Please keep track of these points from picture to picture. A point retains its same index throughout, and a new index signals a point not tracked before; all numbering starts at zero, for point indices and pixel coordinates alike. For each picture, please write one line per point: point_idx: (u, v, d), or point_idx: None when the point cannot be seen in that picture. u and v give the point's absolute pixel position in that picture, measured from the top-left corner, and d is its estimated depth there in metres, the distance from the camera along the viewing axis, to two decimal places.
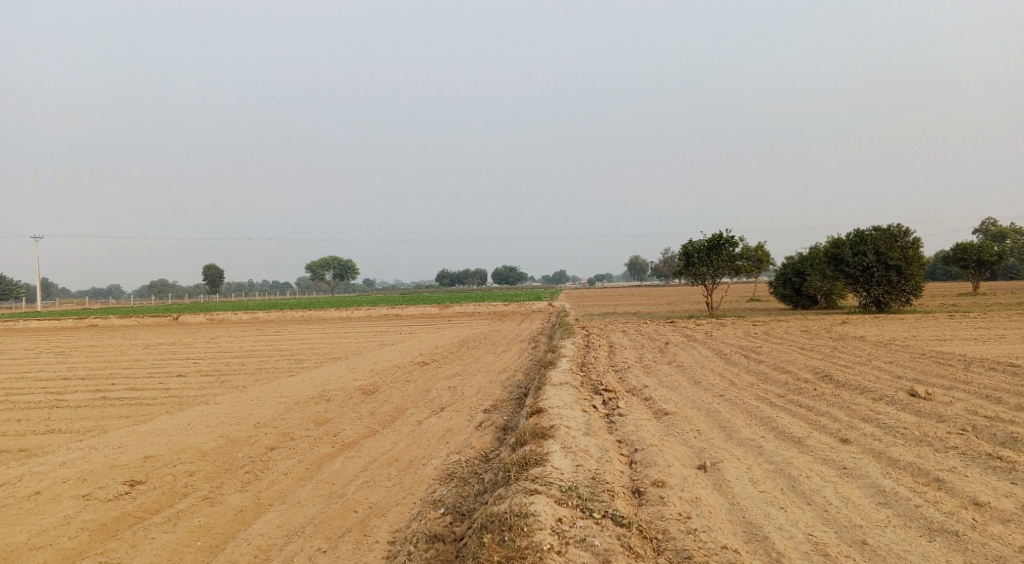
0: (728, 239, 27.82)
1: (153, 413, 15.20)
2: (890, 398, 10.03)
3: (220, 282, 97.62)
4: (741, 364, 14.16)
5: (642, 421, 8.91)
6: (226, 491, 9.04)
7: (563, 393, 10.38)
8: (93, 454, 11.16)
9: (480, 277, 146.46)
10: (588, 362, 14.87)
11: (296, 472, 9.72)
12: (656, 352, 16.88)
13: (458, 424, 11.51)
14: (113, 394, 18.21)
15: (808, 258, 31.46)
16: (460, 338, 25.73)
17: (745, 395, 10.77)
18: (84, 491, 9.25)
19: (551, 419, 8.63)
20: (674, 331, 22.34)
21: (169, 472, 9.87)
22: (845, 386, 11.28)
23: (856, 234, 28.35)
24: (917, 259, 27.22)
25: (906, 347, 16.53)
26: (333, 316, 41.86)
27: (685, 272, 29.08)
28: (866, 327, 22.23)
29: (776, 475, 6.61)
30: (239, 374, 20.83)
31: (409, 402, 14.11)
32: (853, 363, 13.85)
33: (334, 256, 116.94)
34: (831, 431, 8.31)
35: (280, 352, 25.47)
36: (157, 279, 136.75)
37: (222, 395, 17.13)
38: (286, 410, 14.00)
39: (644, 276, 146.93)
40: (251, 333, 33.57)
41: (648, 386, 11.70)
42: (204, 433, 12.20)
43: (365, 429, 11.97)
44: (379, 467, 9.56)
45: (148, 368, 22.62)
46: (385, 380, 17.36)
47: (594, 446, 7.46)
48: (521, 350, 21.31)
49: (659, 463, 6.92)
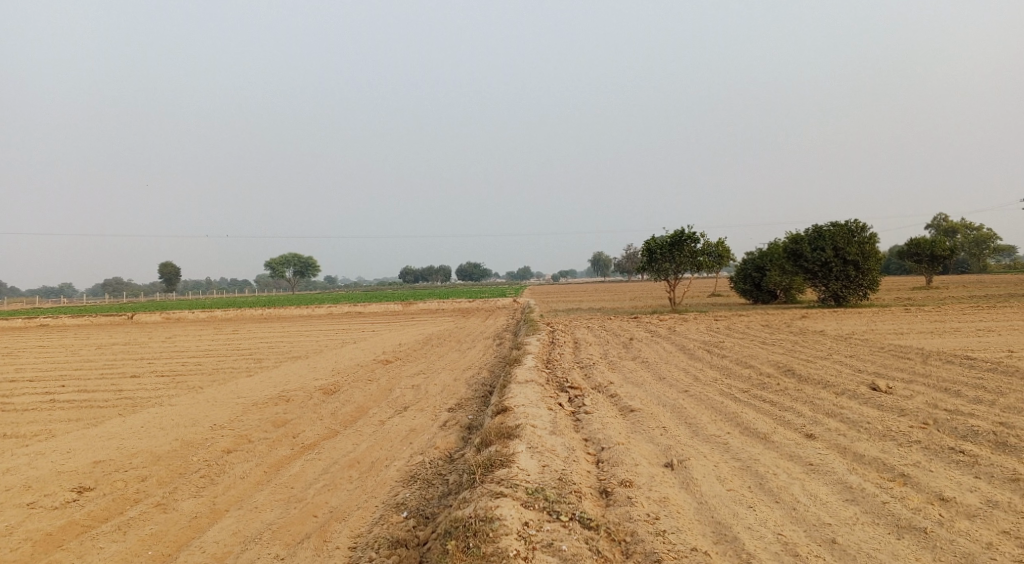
0: (690, 235, 27.97)
1: (105, 416, 14.73)
2: (852, 393, 10.09)
3: (178, 279, 95.76)
4: (705, 359, 14.18)
5: (609, 419, 8.81)
6: (181, 497, 8.73)
7: (528, 391, 10.25)
8: (40, 460, 10.73)
9: (444, 274, 145.96)
10: (553, 358, 14.78)
11: (254, 476, 9.43)
12: (621, 348, 16.85)
13: (422, 424, 11.33)
14: (63, 396, 17.63)
15: (768, 253, 31.79)
16: (424, 335, 25.46)
17: (710, 391, 10.76)
18: (28, 499, 8.86)
19: (517, 418, 8.48)
20: (638, 327, 22.38)
21: (120, 478, 9.51)
22: (808, 380, 11.33)
23: (815, 230, 28.70)
24: (873, 254, 27.67)
25: (865, 341, 16.73)
26: (294, 314, 41.26)
27: (648, 268, 29.18)
28: (826, 321, 22.50)
29: (744, 472, 6.55)
30: (197, 374, 20.32)
31: (372, 401, 13.86)
32: (814, 357, 13.96)
33: (294, 254, 115.44)
34: (796, 426, 8.30)
35: (239, 351, 24.97)
36: (112, 278, 133.78)
37: (178, 396, 16.67)
38: (244, 411, 13.65)
39: (607, 272, 147.68)
40: (209, 332, 32.88)
41: (614, 382, 11.63)
42: (158, 436, 11.82)
43: (326, 430, 11.70)
44: (340, 470, 9.32)
45: (101, 369, 21.96)
46: (347, 379, 17.06)
47: (561, 445, 7.33)
48: (486, 347, 21.15)
49: (627, 462, 6.82)
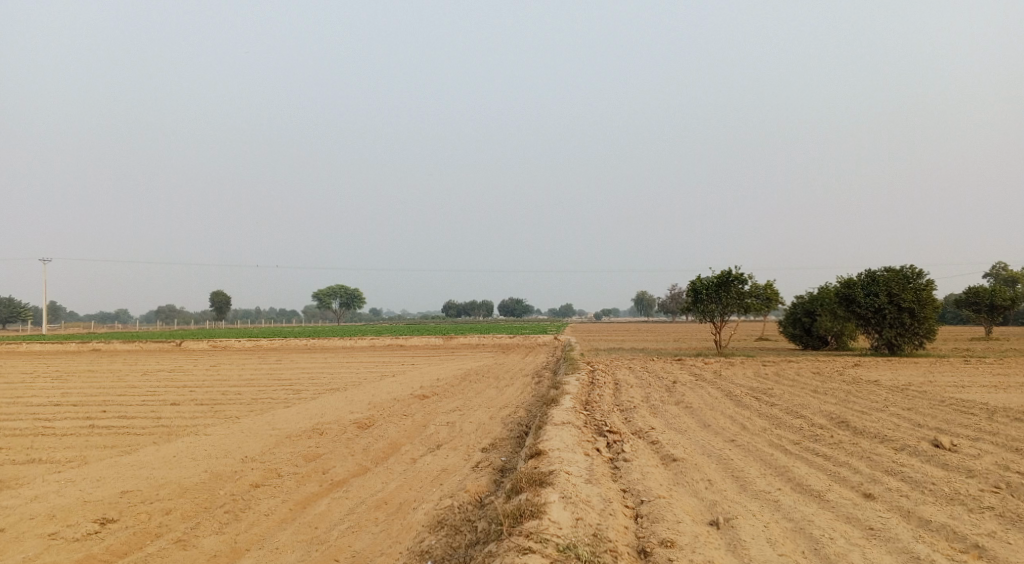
0: (737, 276, 27.30)
1: (140, 443, 14.66)
2: (912, 449, 9.42)
3: (226, 308, 97.22)
4: (752, 407, 13.53)
5: (649, 468, 8.31)
6: (202, 533, 8.46)
7: (565, 435, 9.78)
8: (69, 488, 10.62)
9: (487, 309, 146.15)
10: (593, 400, 14.27)
11: (279, 513, 9.13)
12: (663, 391, 16.30)
13: (455, 464, 10.95)
14: (103, 422, 17.70)
15: (818, 297, 30.82)
16: (463, 371, 25.12)
17: (758, 441, 10.19)
18: (51, 529, 8.67)
19: (550, 464, 8.03)
20: (682, 370, 21.77)
21: (144, 510, 9.29)
22: (864, 434, 10.64)
23: (868, 275, 27.74)
24: (930, 301, 26.59)
25: (924, 393, 15.85)
26: (336, 345, 41.33)
27: (693, 309, 28.50)
28: (880, 370, 21.54)
29: (797, 535, 6.01)
30: (235, 403, 20.28)
31: (405, 438, 13.52)
32: (870, 408, 13.20)
33: (341, 286, 116.75)
34: (852, 484, 7.70)
35: (279, 381, 24.95)
36: (165, 306, 137.13)
37: (214, 426, 16.57)
38: (277, 444, 13.44)
39: (651, 312, 145.83)
40: (252, 360, 33.08)
41: (656, 428, 11.10)
42: (188, 467, 11.65)
43: (356, 467, 11.37)
44: (366, 511, 8.96)
45: (142, 396, 22.08)
46: (382, 413, 16.78)
47: (597, 496, 6.87)
48: (524, 385, 20.72)
49: (667, 518, 6.33)
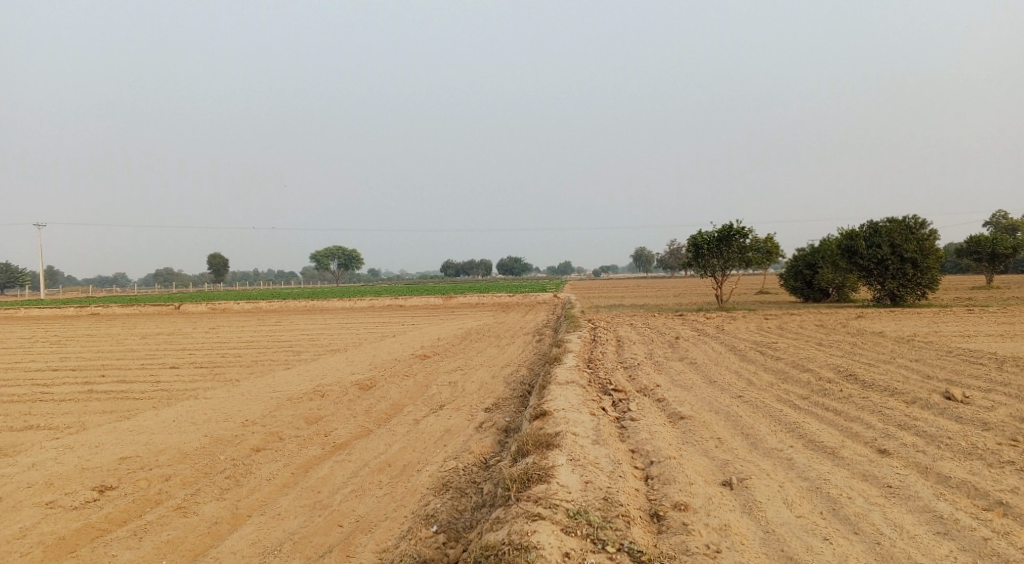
0: (738, 230, 26.99)
1: (139, 408, 14.52)
2: (924, 402, 9.24)
3: (225, 270, 96.69)
4: (758, 361, 13.35)
5: (657, 428, 8.12)
6: (203, 499, 8.31)
7: (569, 394, 9.59)
8: (67, 455, 10.46)
9: (486, 267, 146.03)
10: (596, 357, 14.08)
11: (280, 478, 8.98)
12: (666, 347, 16.12)
13: (458, 424, 10.78)
14: (101, 387, 17.53)
15: (819, 250, 30.56)
16: (463, 329, 24.96)
17: (766, 396, 10.01)
18: (48, 497, 8.52)
19: (556, 425, 7.83)
20: (684, 325, 21.60)
21: (142, 477, 9.13)
22: (873, 387, 10.48)
23: (870, 226, 27.44)
24: (933, 252, 26.35)
25: (929, 344, 15.68)
26: (336, 306, 41.09)
27: (694, 263, 28.23)
28: (884, 322, 21.35)
29: (813, 494, 5.83)
30: (235, 366, 20.09)
31: (407, 398, 13.36)
32: (876, 361, 13.02)
33: (339, 247, 116.29)
34: (865, 440, 7.53)
35: (279, 343, 24.79)
36: (163, 269, 136.90)
37: (214, 389, 16.40)
38: (278, 407, 13.27)
39: (650, 267, 145.30)
40: (253, 322, 32.97)
41: (661, 385, 10.91)
42: (188, 432, 11.49)
43: (358, 429, 11.21)
44: (369, 474, 8.81)
45: (141, 360, 21.89)
46: (383, 374, 16.61)
47: (605, 458, 6.69)
48: (525, 344, 20.53)
49: (679, 480, 6.15)
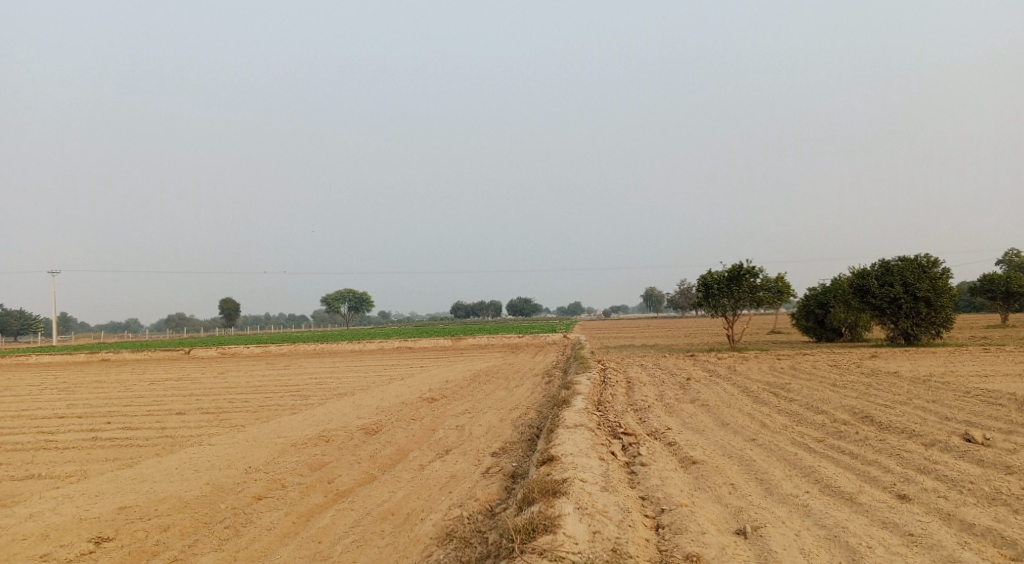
0: (748, 269, 26.80)
1: (142, 455, 14.31)
2: (944, 445, 8.96)
3: (236, 315, 96.84)
4: (771, 403, 13.07)
5: (667, 473, 7.87)
6: (201, 551, 8.09)
7: (578, 438, 9.35)
8: (66, 505, 10.26)
9: (496, 309, 145.81)
10: (605, 400, 13.82)
11: (281, 527, 8.74)
12: (677, 389, 15.83)
13: (464, 470, 10.54)
14: (106, 434, 17.34)
15: (831, 288, 30.26)
16: (472, 372, 24.72)
17: (780, 439, 9.74)
18: (43, 550, 8.31)
19: (563, 471, 7.60)
20: (695, 366, 21.30)
21: (140, 528, 8.91)
22: (890, 429, 10.19)
23: (882, 265, 27.19)
24: (946, 290, 26.02)
25: (947, 384, 15.33)
26: (345, 349, 40.91)
27: (704, 303, 27.98)
28: (900, 361, 20.97)
29: (831, 544, 5.59)
30: (241, 411, 19.88)
31: (413, 443, 13.12)
32: (893, 401, 12.71)
33: (349, 290, 116.47)
34: (884, 484, 7.26)
35: (286, 387, 24.58)
36: (175, 314, 137.41)
37: (219, 435, 16.19)
38: (282, 453, 13.05)
39: (660, 308, 144.69)
40: (261, 366, 32.83)
41: (672, 428, 10.65)
42: (189, 480, 11.28)
43: (362, 476, 10.97)
44: (372, 523, 8.56)
45: (148, 406, 21.72)
46: (390, 418, 16.37)
47: (614, 506, 6.46)
48: (535, 386, 20.26)
49: (691, 529, 5.90)
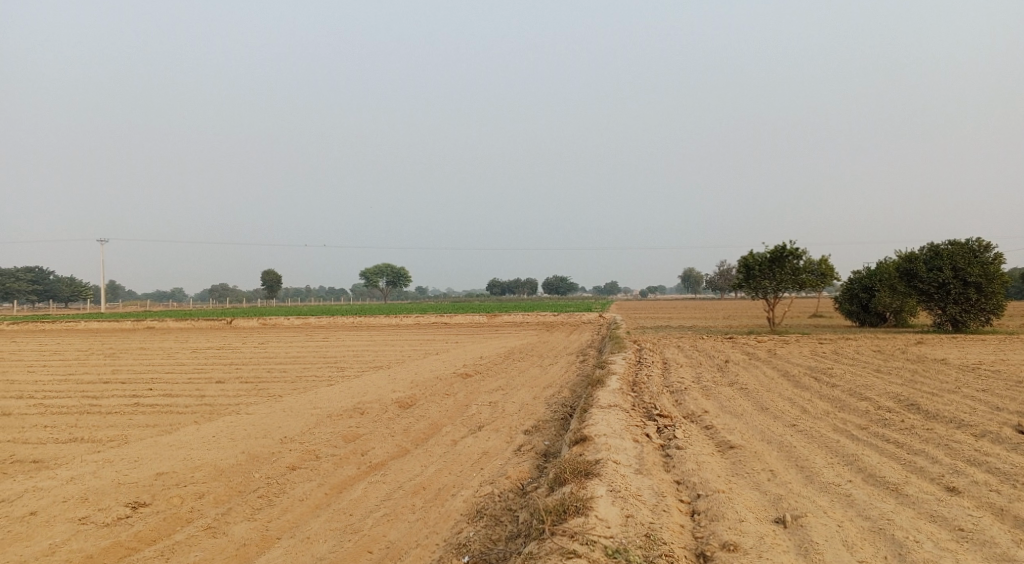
0: (791, 251, 26.22)
1: (181, 422, 14.54)
2: (994, 436, 8.62)
3: (277, 286, 98.22)
4: (812, 388, 12.75)
5: (703, 457, 7.67)
6: (233, 519, 8.14)
7: (612, 419, 9.18)
8: (105, 469, 10.44)
9: (533, 286, 145.69)
10: (641, 380, 13.62)
11: (313, 498, 8.77)
12: (715, 371, 15.55)
13: (496, 447, 10.47)
14: (147, 400, 17.65)
15: (876, 272, 29.49)
16: (507, 349, 24.66)
17: (821, 426, 9.46)
18: (81, 513, 8.44)
19: (596, 452, 7.45)
20: (734, 348, 20.95)
21: (176, 494, 9.01)
22: (937, 418, 9.84)
23: (931, 248, 26.38)
24: (998, 276, 25.16)
25: (997, 372, 14.82)
26: (382, 323, 41.19)
27: (744, 285, 27.48)
28: (946, 349, 20.37)
29: (876, 536, 5.38)
30: (279, 381, 20.12)
31: (446, 418, 13.09)
32: (940, 389, 12.31)
33: (388, 264, 117.34)
34: (932, 476, 6.98)
35: (324, 359, 24.80)
36: (218, 285, 140.11)
37: (256, 405, 16.39)
38: (317, 424, 13.13)
39: (699, 288, 143.31)
40: (300, 338, 33.19)
41: (709, 411, 10.43)
42: (225, 448, 11.39)
43: (395, 449, 10.96)
44: (403, 497, 8.52)
45: (189, 374, 22.08)
46: (424, 392, 16.39)
47: (648, 490, 6.30)
48: (570, 364, 20.13)
49: (728, 517, 5.72)
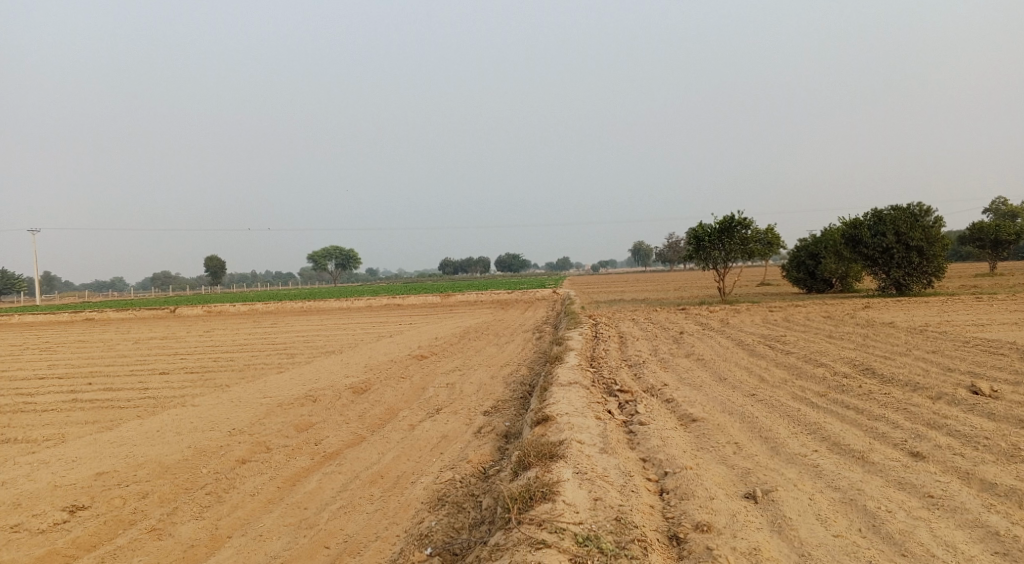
0: (740, 221, 26.36)
1: (123, 418, 13.88)
2: (950, 397, 8.67)
3: (222, 272, 95.82)
4: (769, 356, 12.76)
5: (668, 433, 7.51)
6: (180, 519, 7.72)
7: (572, 396, 8.96)
8: (41, 471, 9.85)
9: (484, 264, 145.26)
10: (598, 355, 13.47)
11: (265, 493, 8.38)
12: (671, 343, 15.52)
13: (455, 430, 10.20)
14: (87, 395, 16.88)
15: (823, 239, 29.93)
16: (462, 328, 24.36)
17: (780, 394, 9.42)
18: (13, 520, 7.91)
19: (559, 432, 7.22)
20: (688, 319, 21.01)
21: (117, 495, 8.51)
22: (893, 382, 9.89)
23: (874, 214, 26.83)
24: (939, 239, 25.76)
25: (944, 334, 15.08)
26: (333, 307, 40.38)
27: (695, 257, 27.59)
28: (893, 312, 20.75)
29: (848, 508, 5.32)
30: (227, 371, 19.44)
31: (403, 402, 12.75)
32: (892, 353, 12.45)
33: (336, 247, 115.48)
34: (895, 442, 6.94)
35: (274, 345, 24.14)
36: (160, 273, 136.27)
37: (203, 396, 15.77)
38: (267, 414, 12.66)
39: (648, 261, 144.67)
40: (248, 325, 32.28)
41: (669, 385, 10.30)
42: (170, 443, 10.88)
43: (351, 437, 10.60)
44: (360, 488, 8.19)
45: (131, 367, 21.21)
46: (379, 376, 16.00)
47: (614, 470, 6.11)
48: (525, 341, 19.93)
49: (698, 495, 5.56)
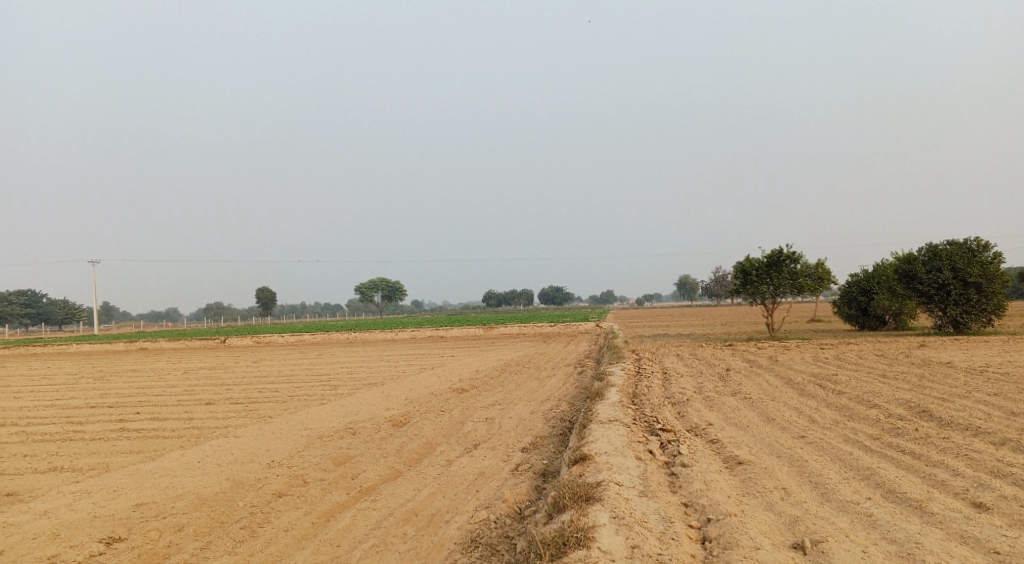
0: (789, 255, 25.82)
1: (166, 448, 13.99)
2: (1014, 444, 8.20)
3: (273, 303, 97.47)
4: (819, 396, 12.30)
5: (712, 476, 7.21)
6: (213, 553, 7.66)
7: (612, 435, 8.71)
8: (82, 501, 9.93)
9: (529, 297, 145.21)
10: (641, 392, 13.15)
11: (299, 528, 8.28)
12: (717, 380, 15.12)
13: (493, 466, 10.00)
14: (133, 425, 17.10)
15: (875, 274, 29.07)
16: (503, 361, 24.17)
17: (831, 437, 9.03)
18: (51, 551, 7.95)
19: (598, 473, 6.99)
20: (734, 356, 20.51)
21: (154, 527, 8.51)
22: (952, 426, 9.42)
23: (929, 249, 25.99)
24: (998, 275, 24.81)
25: (1006, 375, 14.39)
26: (378, 338, 40.60)
27: (742, 291, 27.05)
28: (951, 351, 19.96)
29: None
30: (270, 402, 19.55)
31: (441, 437, 12.60)
32: (950, 395, 11.89)
33: (382, 279, 116.70)
34: (956, 490, 6.54)
35: (317, 376, 24.26)
36: (213, 304, 139.34)
37: (245, 427, 15.84)
38: (306, 446, 12.62)
39: (695, 295, 142.96)
40: (293, 356, 32.55)
41: (714, 424, 9.97)
42: (209, 474, 10.89)
43: (387, 472, 10.48)
44: (394, 525, 8.04)
45: (178, 396, 21.48)
46: (418, 409, 15.90)
47: (654, 515, 5.86)
48: (568, 376, 19.65)
49: (742, 544, 5.29)
